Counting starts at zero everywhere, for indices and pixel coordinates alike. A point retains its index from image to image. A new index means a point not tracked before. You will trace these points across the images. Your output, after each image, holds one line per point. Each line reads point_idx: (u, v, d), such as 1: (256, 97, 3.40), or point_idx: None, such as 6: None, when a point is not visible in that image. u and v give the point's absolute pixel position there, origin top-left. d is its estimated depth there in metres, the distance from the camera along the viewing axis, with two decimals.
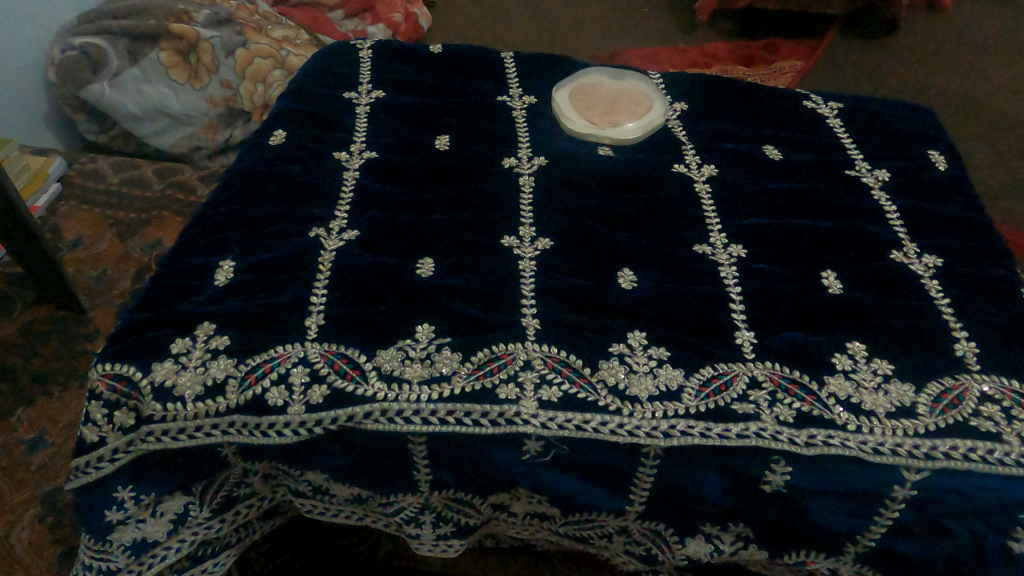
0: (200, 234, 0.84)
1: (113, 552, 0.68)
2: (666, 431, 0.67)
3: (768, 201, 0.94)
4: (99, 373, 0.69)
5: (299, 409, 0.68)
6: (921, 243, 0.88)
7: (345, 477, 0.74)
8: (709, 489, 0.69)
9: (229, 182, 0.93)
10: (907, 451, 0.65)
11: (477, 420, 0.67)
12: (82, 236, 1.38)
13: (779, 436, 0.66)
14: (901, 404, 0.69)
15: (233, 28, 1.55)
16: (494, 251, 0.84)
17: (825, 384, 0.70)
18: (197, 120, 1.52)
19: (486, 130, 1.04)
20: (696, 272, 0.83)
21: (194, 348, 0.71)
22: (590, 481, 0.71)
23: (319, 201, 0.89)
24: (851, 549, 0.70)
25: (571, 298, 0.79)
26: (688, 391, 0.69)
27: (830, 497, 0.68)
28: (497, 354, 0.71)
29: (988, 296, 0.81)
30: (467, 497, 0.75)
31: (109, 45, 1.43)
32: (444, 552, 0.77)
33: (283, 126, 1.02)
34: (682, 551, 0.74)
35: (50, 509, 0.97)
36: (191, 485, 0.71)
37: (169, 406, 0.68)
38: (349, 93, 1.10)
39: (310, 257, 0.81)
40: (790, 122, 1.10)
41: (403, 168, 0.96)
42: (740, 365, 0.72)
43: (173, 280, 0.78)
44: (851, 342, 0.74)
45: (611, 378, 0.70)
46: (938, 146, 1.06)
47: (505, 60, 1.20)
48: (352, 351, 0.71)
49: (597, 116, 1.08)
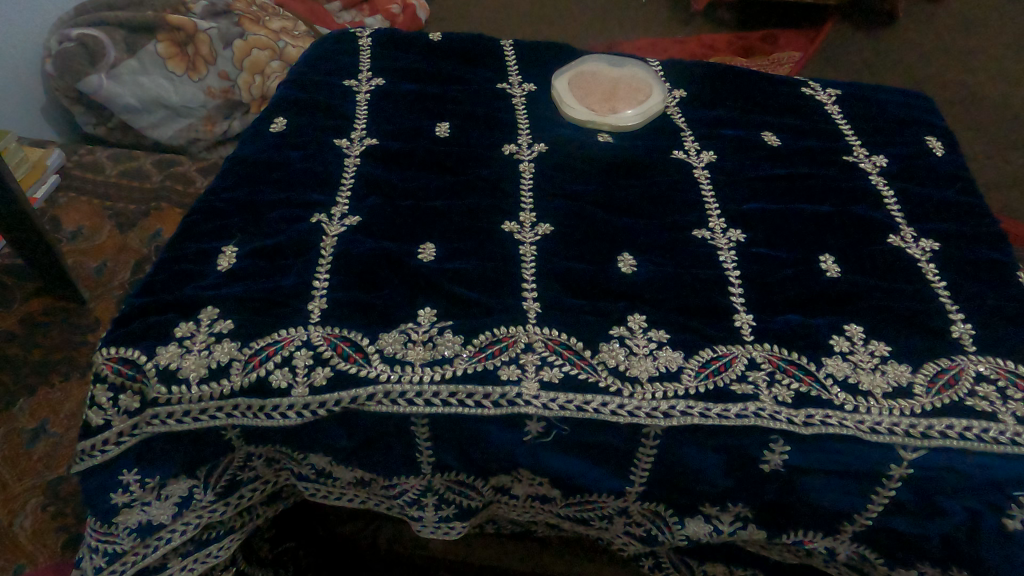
0: (202, 221, 0.85)
1: (119, 535, 0.69)
2: (666, 411, 0.67)
3: (766, 186, 0.95)
4: (104, 356, 0.69)
5: (302, 392, 0.68)
6: (917, 227, 0.89)
7: (349, 459, 0.74)
8: (708, 469, 0.70)
9: (230, 169, 0.93)
10: (904, 430, 0.66)
11: (479, 402, 0.68)
12: (81, 227, 1.38)
13: (778, 415, 0.67)
14: (898, 384, 0.69)
15: (230, 20, 1.55)
16: (495, 236, 0.85)
17: (823, 365, 0.71)
18: (196, 112, 1.52)
19: (486, 117, 1.04)
20: (696, 256, 0.84)
21: (199, 331, 0.71)
22: (590, 461, 0.72)
23: (320, 187, 0.90)
24: (849, 528, 0.71)
25: (571, 282, 0.79)
26: (687, 372, 0.70)
27: (829, 476, 0.68)
28: (498, 337, 0.72)
29: (985, 279, 0.82)
30: (469, 479, 0.75)
31: (106, 36, 1.41)
32: (446, 534, 0.78)
33: (284, 114, 1.02)
34: (682, 531, 0.75)
35: (53, 497, 0.98)
36: (197, 468, 0.72)
37: (174, 389, 0.68)
38: (349, 80, 1.11)
39: (313, 243, 0.82)
40: (788, 108, 1.11)
41: (404, 154, 0.96)
42: (739, 347, 0.73)
43: (176, 265, 0.79)
44: (849, 324, 0.75)
45: (612, 360, 0.71)
46: (935, 132, 1.07)
47: (504, 48, 1.21)
48: (355, 334, 0.72)
49: (596, 103, 1.08)
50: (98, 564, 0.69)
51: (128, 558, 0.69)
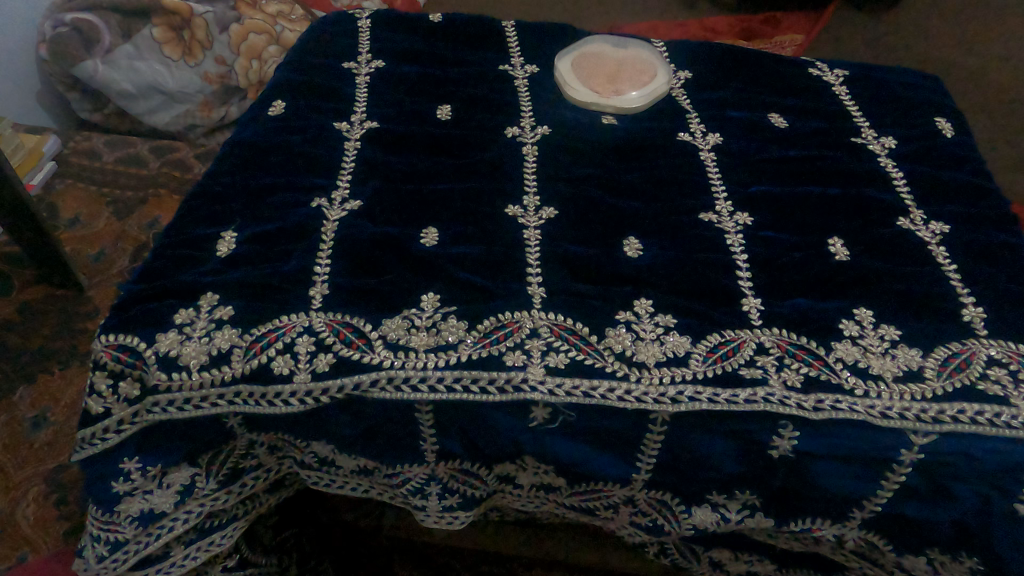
0: (200, 206, 0.83)
1: (120, 523, 0.68)
2: (674, 397, 0.66)
3: (773, 168, 0.93)
4: (103, 344, 0.68)
5: (304, 378, 0.67)
6: (927, 209, 0.87)
7: (352, 447, 0.74)
8: (715, 454, 0.69)
9: (228, 153, 0.91)
10: (915, 415, 0.65)
11: (484, 388, 0.67)
12: (79, 214, 1.38)
13: (788, 401, 0.66)
14: (909, 368, 0.68)
15: (227, 4, 1.48)
16: (498, 220, 0.83)
17: (833, 349, 0.70)
18: (192, 98, 1.49)
19: (488, 99, 1.02)
20: (702, 240, 0.82)
21: (198, 318, 0.70)
22: (596, 448, 0.71)
23: (320, 171, 0.88)
24: (858, 514, 0.70)
25: (576, 266, 0.78)
26: (695, 356, 0.69)
27: (837, 462, 0.68)
28: (503, 322, 0.71)
29: (997, 262, 0.80)
30: (473, 467, 0.75)
31: (101, 22, 1.38)
32: (450, 522, 0.78)
33: (282, 97, 1.00)
34: (689, 520, 0.74)
35: (55, 486, 0.98)
36: (198, 457, 0.71)
37: (175, 376, 0.67)
38: (347, 63, 1.08)
39: (313, 227, 0.80)
40: (795, 89, 1.09)
41: (405, 137, 0.95)
42: (747, 331, 0.72)
43: (174, 251, 0.77)
44: (858, 308, 0.74)
45: (618, 345, 0.70)
46: (943, 113, 1.05)
47: (506, 29, 1.18)
48: (357, 320, 0.71)
49: (600, 85, 1.06)
50: (101, 552, 0.68)
51: (131, 547, 0.69)
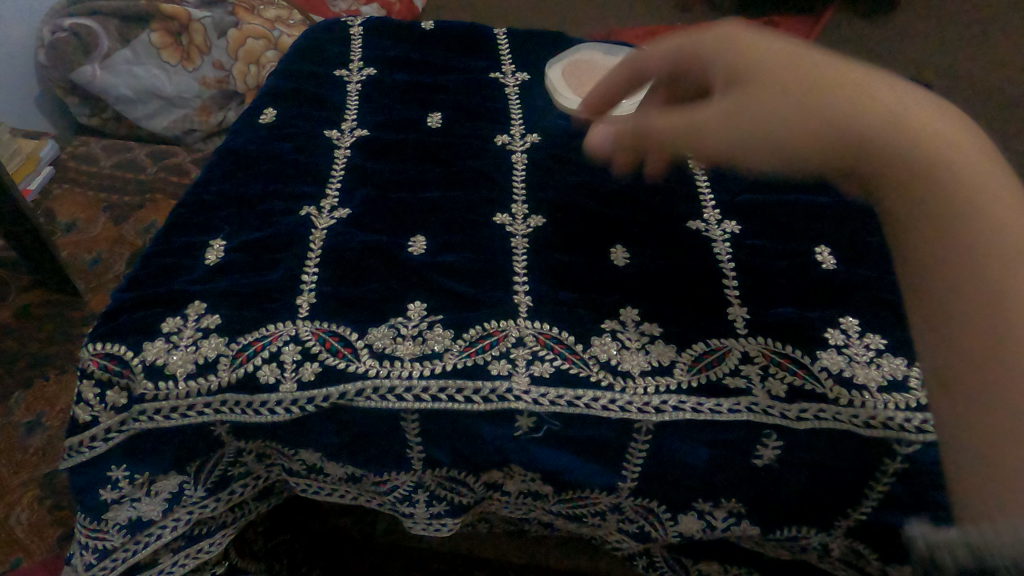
0: (190, 214, 0.84)
1: (108, 531, 0.68)
2: (658, 406, 0.67)
3: (763, 176, 0.93)
4: (91, 353, 0.69)
5: (290, 387, 0.67)
6: None
7: (339, 455, 0.74)
8: (700, 462, 0.69)
9: (219, 161, 0.92)
10: (898, 424, 0.64)
11: (469, 397, 0.67)
12: (76, 219, 1.38)
13: (771, 409, 0.67)
14: (894, 377, 0.67)
15: (224, 9, 1.49)
16: (486, 228, 0.83)
17: (817, 357, 0.69)
18: (190, 103, 1.50)
19: (479, 107, 1.03)
20: (689, 247, 0.83)
21: (185, 327, 0.70)
22: (584, 457, 0.71)
23: (310, 179, 0.89)
24: (845, 524, 0.70)
25: (563, 274, 0.78)
26: (679, 365, 0.70)
27: (821, 471, 0.68)
28: (489, 331, 0.71)
29: None
30: (460, 475, 0.75)
31: (100, 28, 1.42)
32: (438, 530, 0.77)
33: (274, 105, 1.01)
34: (675, 528, 0.74)
35: (49, 491, 0.98)
36: (186, 464, 0.71)
37: (161, 385, 0.67)
38: (339, 71, 1.09)
39: (302, 236, 0.80)
40: None
41: (395, 146, 0.95)
42: (732, 340, 0.72)
43: (162, 259, 0.78)
44: (845, 317, 0.74)
45: (604, 354, 0.70)
46: None
47: (499, 37, 1.19)
48: (344, 329, 0.71)
49: (591, 93, 1.06)
50: (88, 560, 0.68)
51: (119, 555, 0.69)
